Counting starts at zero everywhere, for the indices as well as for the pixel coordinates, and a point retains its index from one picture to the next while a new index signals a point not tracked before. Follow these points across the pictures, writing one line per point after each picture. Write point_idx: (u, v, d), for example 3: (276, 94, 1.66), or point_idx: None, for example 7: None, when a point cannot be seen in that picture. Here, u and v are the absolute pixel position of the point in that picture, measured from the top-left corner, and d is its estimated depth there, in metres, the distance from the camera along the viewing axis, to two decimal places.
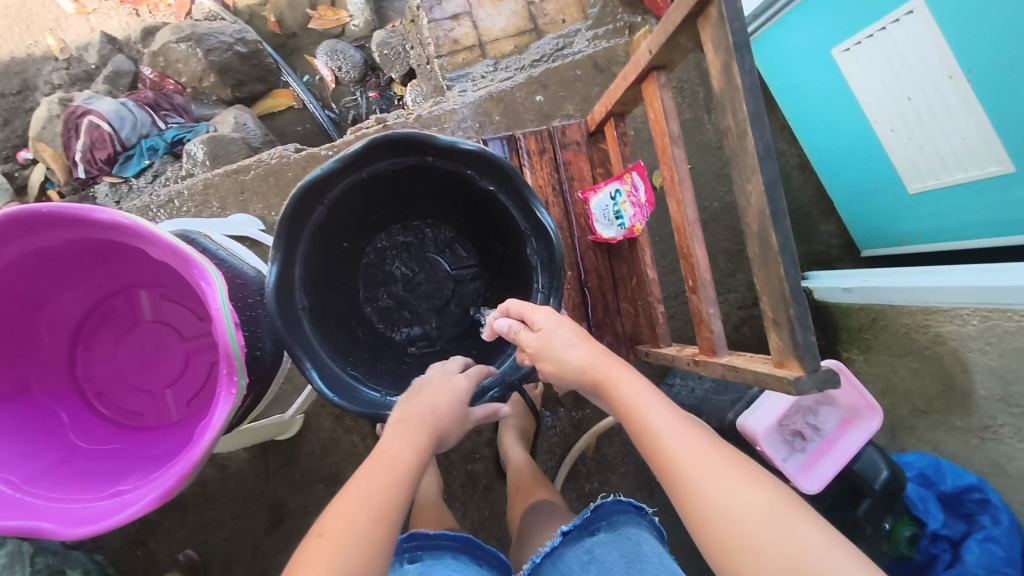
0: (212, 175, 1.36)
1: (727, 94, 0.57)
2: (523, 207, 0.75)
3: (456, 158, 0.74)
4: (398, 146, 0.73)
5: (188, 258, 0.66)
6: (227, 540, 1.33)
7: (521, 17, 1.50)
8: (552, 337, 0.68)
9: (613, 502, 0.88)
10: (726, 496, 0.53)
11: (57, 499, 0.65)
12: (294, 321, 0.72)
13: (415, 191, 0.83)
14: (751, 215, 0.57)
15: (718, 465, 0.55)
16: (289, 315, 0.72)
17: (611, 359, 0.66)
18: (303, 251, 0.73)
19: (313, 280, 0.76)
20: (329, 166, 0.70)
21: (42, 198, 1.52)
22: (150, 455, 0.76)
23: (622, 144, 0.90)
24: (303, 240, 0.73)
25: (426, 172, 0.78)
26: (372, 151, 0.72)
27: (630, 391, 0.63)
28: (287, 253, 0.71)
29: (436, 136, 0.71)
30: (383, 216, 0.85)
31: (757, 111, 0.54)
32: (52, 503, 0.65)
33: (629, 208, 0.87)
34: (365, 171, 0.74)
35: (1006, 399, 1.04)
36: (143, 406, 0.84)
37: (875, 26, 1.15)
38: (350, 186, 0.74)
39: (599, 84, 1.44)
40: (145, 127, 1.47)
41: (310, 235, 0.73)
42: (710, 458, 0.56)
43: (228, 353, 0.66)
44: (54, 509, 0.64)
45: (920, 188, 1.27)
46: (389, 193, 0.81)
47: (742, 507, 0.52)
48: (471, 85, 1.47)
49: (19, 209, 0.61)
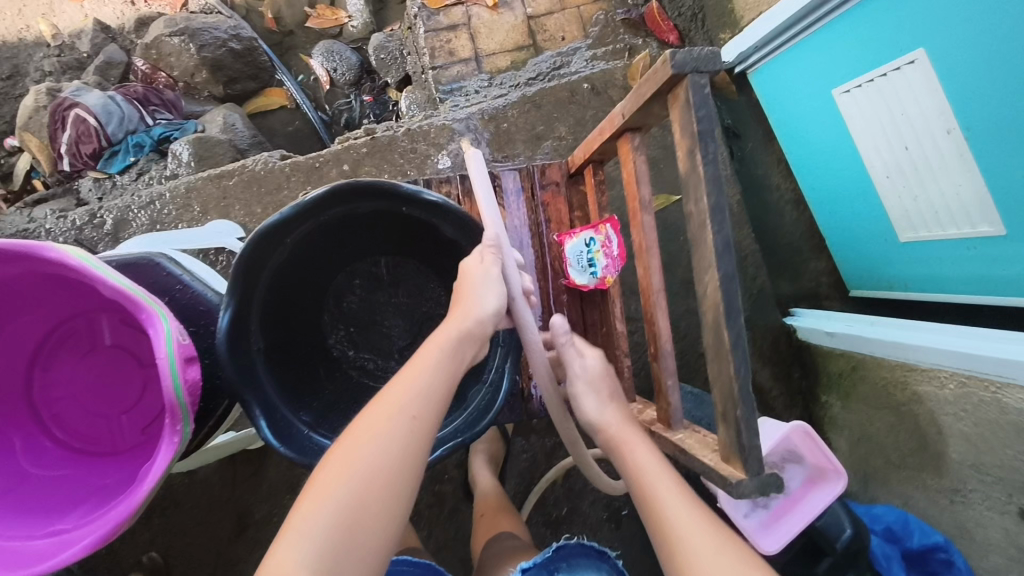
0: (195, 179, 1.34)
1: (691, 180, 0.55)
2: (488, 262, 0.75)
3: (422, 208, 0.74)
4: (359, 193, 0.71)
5: (137, 302, 0.65)
6: (192, 545, 1.33)
7: (520, 32, 1.47)
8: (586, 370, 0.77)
9: (576, 544, 0.88)
10: (696, 538, 0.58)
11: None
12: (248, 364, 0.71)
13: (382, 233, 0.83)
14: (707, 305, 0.56)
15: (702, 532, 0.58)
16: (241, 359, 0.70)
17: (633, 428, 0.74)
18: (259, 294, 0.72)
19: (269, 320, 0.75)
20: (290, 211, 0.68)
21: (26, 187, 1.51)
22: (100, 486, 0.75)
23: (599, 192, 0.88)
24: (259, 281, 0.72)
25: (388, 214, 0.77)
26: (330, 198, 0.70)
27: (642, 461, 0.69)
28: (242, 298, 0.69)
29: (402, 187, 0.70)
30: (347, 252, 0.84)
31: (718, 204, 0.52)
32: None
33: (602, 258, 0.85)
34: (323, 215, 0.73)
35: (977, 465, 1.02)
36: (98, 431, 0.82)
37: (877, 72, 1.12)
38: (310, 228, 0.73)
39: (593, 107, 1.42)
40: (132, 123, 1.46)
41: (269, 276, 0.73)
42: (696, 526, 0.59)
43: (172, 404, 0.65)
44: None
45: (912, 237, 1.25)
46: (353, 232, 0.80)
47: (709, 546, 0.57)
48: (464, 100, 1.44)
49: None
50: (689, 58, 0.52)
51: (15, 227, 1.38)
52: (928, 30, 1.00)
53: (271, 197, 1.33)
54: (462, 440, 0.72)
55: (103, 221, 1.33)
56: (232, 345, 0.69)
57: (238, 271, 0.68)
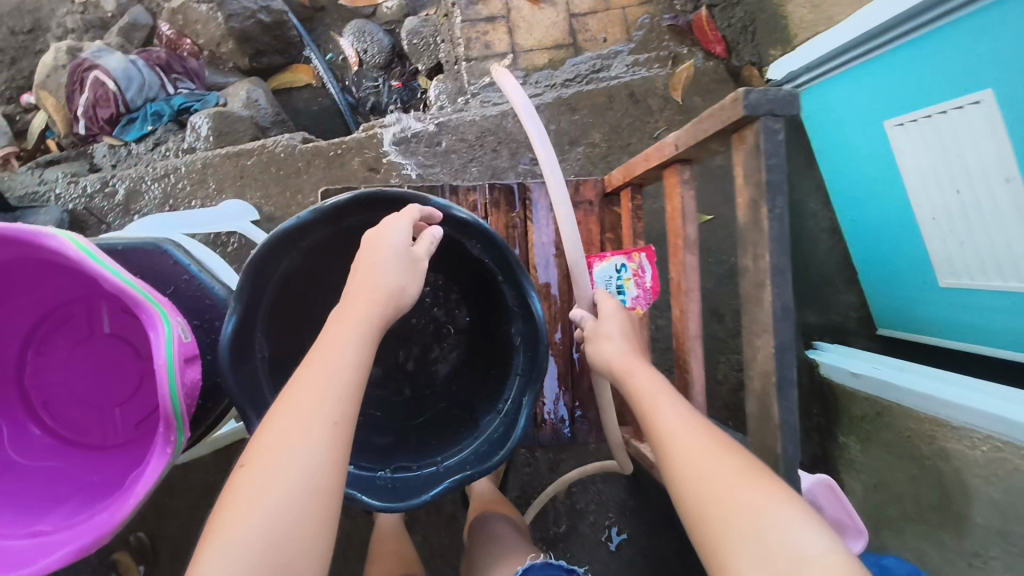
0: (212, 155, 1.30)
1: (750, 234, 0.49)
2: (514, 286, 0.69)
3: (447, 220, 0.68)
4: (382, 201, 0.67)
5: (137, 300, 0.61)
6: (182, 528, 1.30)
7: (560, 30, 1.41)
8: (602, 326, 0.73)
9: (542, 565, 0.82)
10: (708, 481, 0.53)
11: None
12: (250, 372, 0.67)
13: None
14: (754, 372, 0.51)
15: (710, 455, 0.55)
16: (243, 369, 0.66)
17: (638, 359, 0.67)
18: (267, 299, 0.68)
19: (276, 325, 0.71)
20: (305, 215, 0.64)
21: (40, 146, 1.47)
22: (86, 483, 0.72)
23: (636, 217, 0.82)
24: (268, 285, 0.67)
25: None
26: (351, 205, 0.65)
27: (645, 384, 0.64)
28: (247, 304, 0.65)
29: (429, 200, 0.65)
30: None
31: (780, 265, 0.47)
32: None
33: (633, 287, 0.80)
34: (342, 220, 0.68)
35: (1002, 533, 0.97)
36: (89, 422, 0.78)
37: (936, 108, 1.05)
38: (326, 232, 0.69)
39: (630, 115, 1.36)
40: (152, 90, 1.41)
41: (279, 278, 0.68)
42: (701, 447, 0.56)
43: (167, 413, 0.60)
44: None
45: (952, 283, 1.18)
46: None
47: (726, 488, 0.51)
48: (497, 96, 1.39)
49: None
50: (762, 100, 0.46)
51: (25, 188, 1.34)
52: (1002, 70, 0.93)
53: (289, 181, 1.29)
54: (470, 472, 0.68)
55: (115, 190, 1.29)
56: (234, 353, 0.64)
57: (246, 275, 0.63)
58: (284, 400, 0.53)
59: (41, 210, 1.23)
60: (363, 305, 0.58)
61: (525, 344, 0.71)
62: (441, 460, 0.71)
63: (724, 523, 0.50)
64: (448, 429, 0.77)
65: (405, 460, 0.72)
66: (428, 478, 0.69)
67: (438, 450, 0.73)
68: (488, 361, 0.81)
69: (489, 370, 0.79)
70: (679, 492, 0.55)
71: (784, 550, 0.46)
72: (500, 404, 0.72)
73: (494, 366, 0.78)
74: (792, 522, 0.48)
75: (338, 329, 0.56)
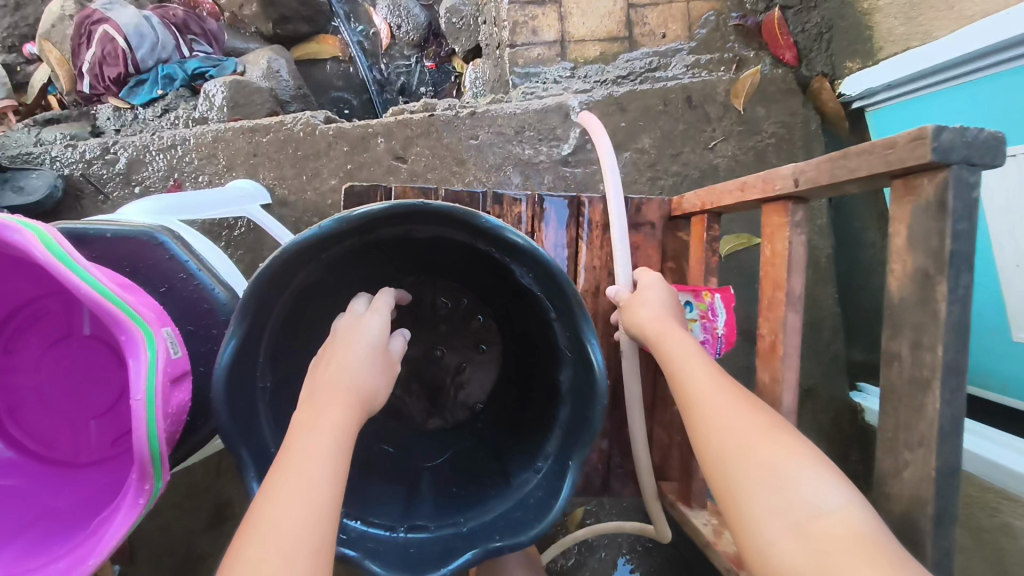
0: (225, 128, 1.18)
1: (913, 314, 0.38)
2: (569, 328, 0.58)
3: (496, 242, 0.57)
4: (421, 212, 0.55)
5: (114, 315, 0.50)
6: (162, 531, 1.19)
7: (616, 21, 1.28)
8: (645, 294, 0.66)
9: None
10: (728, 431, 0.48)
11: None
12: (249, 405, 0.56)
13: (440, 253, 0.67)
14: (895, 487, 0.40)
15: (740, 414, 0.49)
16: (240, 402, 0.55)
17: (675, 325, 0.60)
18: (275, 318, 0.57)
19: (283, 345, 0.60)
20: (328, 226, 0.52)
21: (40, 102, 1.35)
22: (47, 512, 0.61)
23: (709, 250, 0.71)
24: (277, 302, 0.56)
25: (451, 240, 0.61)
26: (386, 215, 0.54)
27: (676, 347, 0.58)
28: (251, 325, 0.54)
29: (480, 219, 0.54)
30: (395, 265, 0.69)
31: (958, 363, 0.36)
32: None
33: (699, 331, 0.68)
34: (372, 230, 0.57)
35: None
36: (58, 434, 0.68)
37: None
38: (351, 244, 0.57)
39: (686, 121, 1.23)
40: (166, 51, 1.29)
41: (292, 294, 0.57)
42: (736, 408, 0.50)
43: (143, 458, 0.49)
44: None
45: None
46: (406, 248, 0.64)
47: (745, 436, 0.47)
48: (541, 89, 1.27)
49: None
50: (955, 142, 0.35)
51: (19, 146, 1.23)
52: None
53: (308, 164, 1.17)
54: (498, 545, 0.56)
55: (116, 158, 1.18)
56: (231, 385, 0.54)
57: (251, 292, 0.52)
58: (242, 533, 0.43)
59: (33, 173, 1.12)
60: (333, 410, 0.49)
61: (574, 396, 0.60)
62: (463, 521, 0.60)
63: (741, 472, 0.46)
64: (470, 479, 0.66)
65: (423, 518, 0.61)
66: (446, 547, 0.57)
67: (460, 508, 0.62)
68: (525, 403, 0.70)
69: (526, 414, 0.68)
70: (697, 443, 0.51)
71: (801, 500, 0.42)
72: (537, 462, 0.62)
73: (533, 410, 0.68)
74: (810, 469, 0.43)
75: (304, 437, 0.48)
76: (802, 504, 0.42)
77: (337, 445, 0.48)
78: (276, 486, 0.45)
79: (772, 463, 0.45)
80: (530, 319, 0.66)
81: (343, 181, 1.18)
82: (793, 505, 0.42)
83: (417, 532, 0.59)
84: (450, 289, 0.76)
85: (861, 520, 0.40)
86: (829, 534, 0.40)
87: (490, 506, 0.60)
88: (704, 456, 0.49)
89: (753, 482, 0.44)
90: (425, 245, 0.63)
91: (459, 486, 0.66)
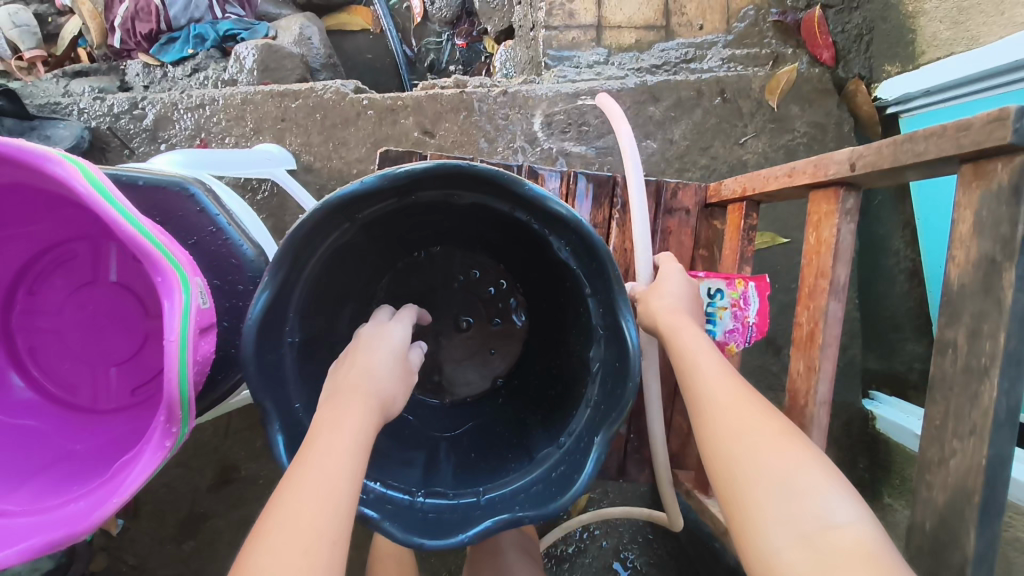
0: (254, 91, 1.17)
1: (972, 302, 0.39)
2: (604, 305, 0.57)
3: (537, 212, 0.56)
4: (462, 175, 0.54)
5: (151, 256, 0.49)
6: (167, 488, 1.18)
7: (654, 9, 1.27)
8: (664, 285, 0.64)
9: None
10: (742, 435, 0.47)
11: None
12: (277, 361, 0.56)
13: (473, 223, 0.66)
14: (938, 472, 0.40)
15: (754, 420, 0.48)
16: (268, 357, 0.54)
17: (687, 318, 0.59)
18: (308, 272, 0.56)
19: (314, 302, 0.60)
20: (370, 182, 0.51)
21: (70, 55, 1.34)
22: (65, 454, 0.61)
23: (746, 239, 0.70)
24: (310, 258, 0.56)
25: (487, 208, 0.60)
26: (426, 176, 0.53)
27: (691, 344, 0.56)
28: (284, 278, 0.53)
29: (524, 186, 0.52)
30: (427, 232, 0.68)
31: (1017, 353, 0.37)
32: None
33: (727, 318, 0.68)
34: (412, 192, 0.56)
35: None
36: (78, 378, 0.67)
37: None
38: (390, 205, 0.56)
39: (718, 115, 1.22)
40: (199, 10, 1.28)
41: (326, 252, 0.56)
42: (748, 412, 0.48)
43: (171, 401, 0.49)
44: None
45: None
46: (441, 215, 0.63)
47: (760, 441, 0.46)
48: (573, 73, 1.25)
49: None
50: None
51: (47, 96, 1.22)
52: None
53: (334, 133, 1.16)
54: (520, 516, 0.55)
55: (144, 114, 1.17)
56: (261, 337, 0.53)
57: (286, 245, 0.52)
58: (262, 522, 0.43)
59: (61, 123, 1.11)
60: (354, 411, 0.49)
61: (605, 376, 0.59)
62: (479, 489, 0.60)
63: (756, 481, 0.44)
64: (488, 450, 0.66)
65: (441, 486, 0.61)
66: (465, 515, 0.57)
67: (479, 477, 0.62)
68: (552, 380, 0.69)
69: (552, 392, 0.68)
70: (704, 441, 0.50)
71: (810, 513, 0.41)
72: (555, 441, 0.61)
73: (558, 388, 0.67)
74: (824, 484, 0.42)
75: (326, 434, 0.47)
76: (810, 515, 0.41)
77: (360, 443, 0.48)
78: (297, 483, 0.44)
79: (787, 474, 0.44)
80: (563, 296, 0.66)
81: (370, 152, 1.17)
82: (802, 519, 0.41)
83: (435, 500, 0.59)
84: (479, 262, 0.75)
85: (872, 538, 0.40)
86: (838, 551, 0.40)
87: (508, 481, 0.60)
88: (710, 457, 0.48)
89: (761, 490, 0.44)
90: (460, 213, 0.62)
91: (479, 456, 0.66)
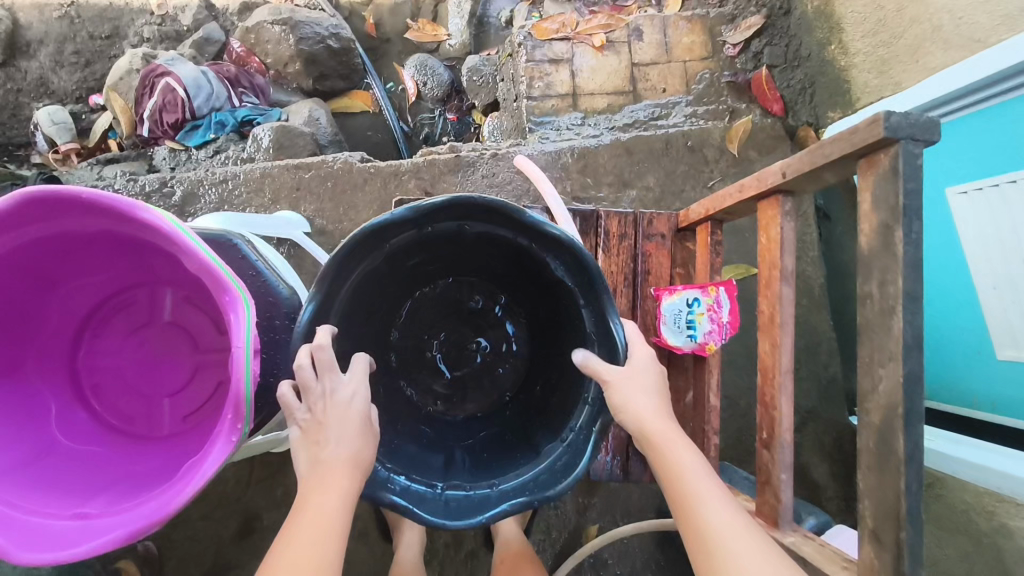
0: (272, 166, 1.31)
1: (879, 259, 0.49)
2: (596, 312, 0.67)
3: (535, 236, 0.67)
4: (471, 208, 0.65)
5: (221, 281, 0.59)
6: (191, 541, 1.21)
7: (621, 77, 1.44)
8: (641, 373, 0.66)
9: None
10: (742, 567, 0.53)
11: (14, 505, 0.58)
12: None
13: (481, 253, 0.77)
14: (874, 402, 0.49)
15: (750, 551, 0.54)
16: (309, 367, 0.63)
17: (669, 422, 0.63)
18: (343, 296, 0.66)
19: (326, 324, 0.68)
20: (398, 213, 0.62)
21: (101, 146, 1.49)
22: (129, 473, 0.68)
23: (714, 253, 0.81)
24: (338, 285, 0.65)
25: (495, 236, 0.70)
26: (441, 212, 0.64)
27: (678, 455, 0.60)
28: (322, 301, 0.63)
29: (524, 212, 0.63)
30: (441, 264, 0.79)
31: (914, 291, 0.46)
32: (7, 509, 0.57)
33: (705, 321, 0.78)
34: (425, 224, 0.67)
35: None
36: (135, 409, 0.75)
37: (1003, 178, 1.07)
38: (413, 235, 0.67)
39: (687, 163, 1.36)
40: (219, 101, 1.44)
41: (361, 275, 0.67)
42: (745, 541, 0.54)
43: (238, 400, 0.58)
44: (7, 517, 0.56)
45: (1009, 355, 1.16)
46: (452, 247, 0.74)
47: (713, 510, 0.56)
48: (554, 134, 1.41)
49: (57, 188, 0.55)
50: (903, 121, 0.46)
51: (83, 182, 1.35)
52: None
53: (345, 198, 1.29)
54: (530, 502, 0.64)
55: (172, 191, 1.30)
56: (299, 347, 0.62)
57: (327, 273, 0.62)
58: None
59: None
60: (340, 479, 0.57)
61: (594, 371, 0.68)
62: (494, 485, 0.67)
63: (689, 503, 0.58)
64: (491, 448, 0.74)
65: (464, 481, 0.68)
66: (480, 502, 0.65)
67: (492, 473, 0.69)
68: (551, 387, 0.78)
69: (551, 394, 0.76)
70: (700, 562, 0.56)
71: None
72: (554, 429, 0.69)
73: (557, 395, 0.76)
74: None
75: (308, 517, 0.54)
76: None
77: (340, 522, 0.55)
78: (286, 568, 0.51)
79: None
80: (560, 312, 0.76)
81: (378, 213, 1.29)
82: None
83: (455, 492, 0.66)
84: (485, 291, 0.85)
85: None
86: None
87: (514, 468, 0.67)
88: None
89: None
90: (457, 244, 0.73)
91: (490, 458, 0.73)
